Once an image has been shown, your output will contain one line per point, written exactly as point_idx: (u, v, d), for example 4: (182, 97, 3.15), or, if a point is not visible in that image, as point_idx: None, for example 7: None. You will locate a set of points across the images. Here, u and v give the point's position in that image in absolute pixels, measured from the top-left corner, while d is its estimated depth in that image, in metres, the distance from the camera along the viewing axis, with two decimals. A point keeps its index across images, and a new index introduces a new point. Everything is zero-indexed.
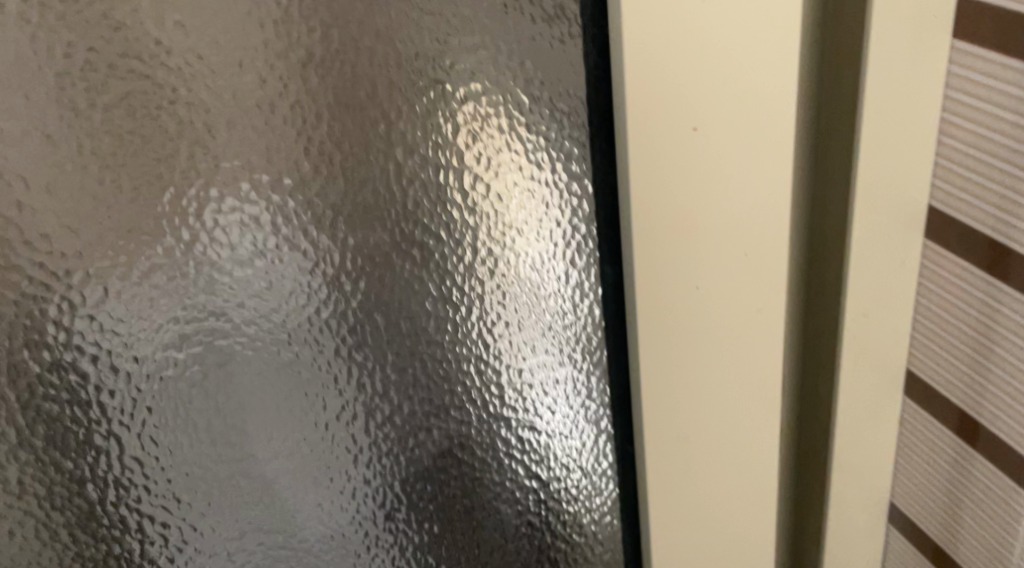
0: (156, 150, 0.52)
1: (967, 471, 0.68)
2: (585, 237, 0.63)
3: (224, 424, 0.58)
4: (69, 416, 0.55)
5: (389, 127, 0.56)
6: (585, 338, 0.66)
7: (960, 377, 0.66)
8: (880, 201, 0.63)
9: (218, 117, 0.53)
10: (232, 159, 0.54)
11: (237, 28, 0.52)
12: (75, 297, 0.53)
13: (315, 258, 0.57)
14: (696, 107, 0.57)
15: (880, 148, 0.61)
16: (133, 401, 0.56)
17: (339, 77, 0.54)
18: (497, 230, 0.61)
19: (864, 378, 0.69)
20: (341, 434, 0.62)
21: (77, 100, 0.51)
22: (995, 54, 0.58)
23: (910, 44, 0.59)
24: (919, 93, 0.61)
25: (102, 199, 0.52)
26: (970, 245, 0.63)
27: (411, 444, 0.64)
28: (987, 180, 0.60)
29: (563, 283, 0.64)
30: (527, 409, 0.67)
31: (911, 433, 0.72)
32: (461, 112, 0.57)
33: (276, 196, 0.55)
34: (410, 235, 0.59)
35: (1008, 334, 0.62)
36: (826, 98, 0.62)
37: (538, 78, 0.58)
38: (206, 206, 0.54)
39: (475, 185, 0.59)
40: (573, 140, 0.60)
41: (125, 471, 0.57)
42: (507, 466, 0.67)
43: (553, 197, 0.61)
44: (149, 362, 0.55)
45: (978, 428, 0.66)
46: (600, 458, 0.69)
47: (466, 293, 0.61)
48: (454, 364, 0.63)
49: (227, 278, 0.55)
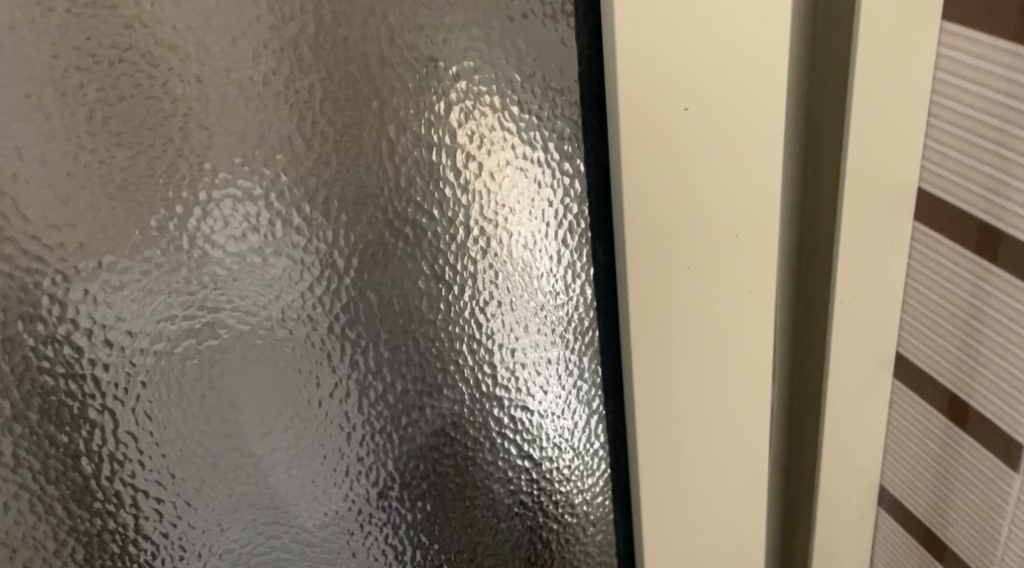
0: (150, 125, 0.53)
1: (956, 451, 0.69)
2: (576, 217, 0.63)
3: (218, 400, 0.58)
4: (63, 390, 0.56)
5: (382, 105, 0.56)
6: (577, 319, 0.66)
7: (948, 357, 0.67)
8: (870, 182, 0.64)
9: (211, 91, 0.53)
10: (224, 134, 0.54)
11: (231, 4, 0.52)
12: (69, 271, 0.54)
13: (308, 234, 0.57)
14: (687, 86, 0.57)
15: (870, 128, 0.62)
16: (127, 375, 0.56)
17: (332, 53, 0.55)
18: (489, 209, 0.61)
19: (854, 360, 0.69)
20: (335, 412, 0.62)
21: (71, 74, 0.51)
22: (982, 34, 0.58)
23: (901, 25, 0.60)
24: (910, 74, 0.61)
25: (96, 172, 0.52)
26: (960, 226, 0.63)
27: (404, 423, 0.64)
28: (976, 161, 0.61)
29: (555, 263, 0.64)
30: (519, 389, 0.67)
31: (900, 414, 0.72)
32: (454, 90, 0.57)
33: (270, 172, 0.55)
34: (402, 213, 0.59)
35: (997, 314, 0.63)
36: (817, 79, 0.62)
37: (530, 57, 0.58)
38: (199, 181, 0.54)
39: (467, 164, 0.60)
40: (565, 120, 0.60)
41: (119, 445, 0.58)
42: (499, 446, 0.68)
43: (546, 177, 0.62)
44: (143, 336, 0.56)
45: (967, 408, 0.67)
46: (592, 439, 0.70)
47: (458, 272, 0.62)
48: (447, 343, 0.64)
49: (220, 253, 0.56)
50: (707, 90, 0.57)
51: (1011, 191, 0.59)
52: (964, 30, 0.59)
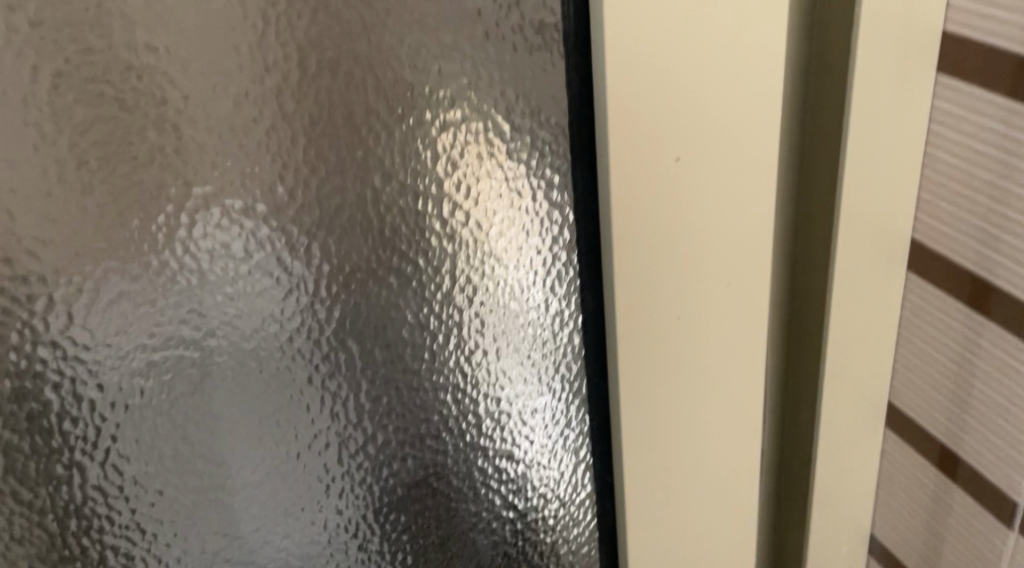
0: (124, 175, 0.51)
1: (947, 505, 0.67)
2: (565, 265, 0.62)
3: (192, 453, 0.56)
4: (29, 445, 0.53)
5: (367, 153, 0.55)
6: (565, 367, 0.65)
7: (939, 410, 0.66)
8: (865, 233, 0.62)
9: (190, 141, 0.51)
10: (204, 184, 0.52)
11: (211, 53, 0.50)
12: (37, 324, 0.52)
13: (288, 284, 0.56)
14: (678, 138, 0.56)
15: (864, 179, 0.60)
16: (97, 429, 0.54)
17: (317, 102, 0.53)
18: (477, 259, 0.60)
19: (845, 410, 0.68)
20: (313, 464, 0.60)
21: (44, 125, 0.49)
22: (981, 90, 0.57)
23: (896, 77, 0.58)
24: (904, 125, 0.60)
25: (68, 225, 0.51)
26: (952, 278, 0.62)
27: (385, 474, 0.63)
28: (969, 215, 0.60)
29: (542, 310, 0.63)
30: (504, 439, 0.66)
31: (892, 465, 0.71)
32: (441, 139, 0.56)
33: (249, 222, 0.54)
34: (386, 262, 0.57)
35: (990, 370, 0.62)
36: (810, 130, 0.60)
37: (519, 107, 0.57)
38: (175, 233, 0.52)
39: (454, 213, 0.58)
40: (554, 168, 0.59)
41: (87, 500, 0.56)
42: (483, 496, 0.66)
43: (533, 225, 0.60)
44: (114, 390, 0.54)
45: (958, 460, 0.66)
46: (577, 488, 0.68)
47: (444, 321, 0.60)
48: (431, 393, 0.62)
49: (198, 304, 0.54)
50: (697, 142, 0.56)
51: (1006, 246, 0.58)
52: (960, 84, 0.58)
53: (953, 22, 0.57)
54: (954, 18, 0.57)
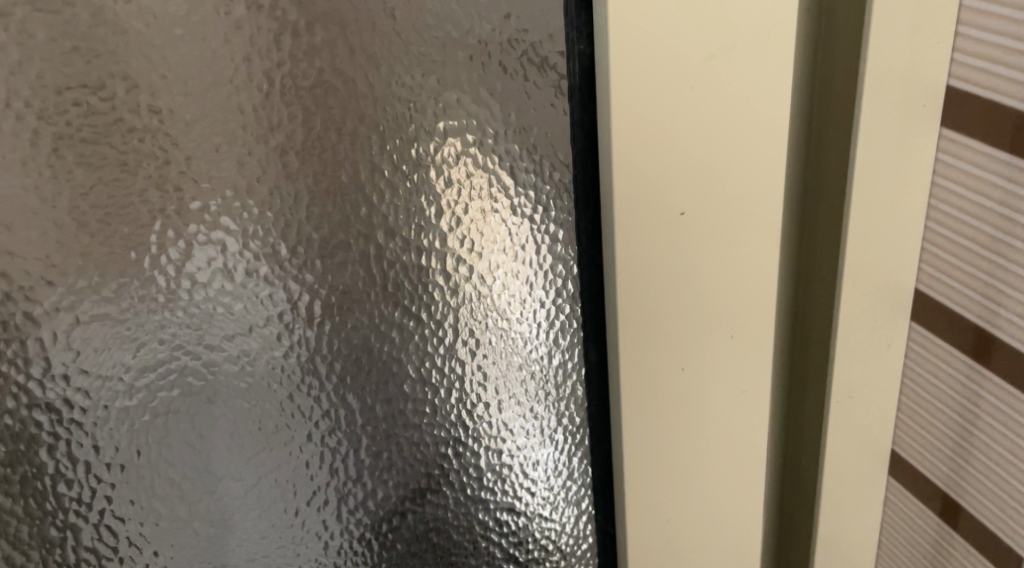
0: (124, 236, 0.50)
1: (951, 557, 0.65)
2: (569, 317, 0.60)
3: (190, 513, 0.55)
4: (22, 508, 0.53)
5: (370, 210, 0.54)
6: (568, 418, 0.63)
7: (942, 462, 0.64)
8: (868, 275, 0.61)
9: (191, 201, 0.51)
10: (204, 244, 0.52)
11: (215, 113, 0.50)
12: (33, 388, 0.51)
13: (289, 342, 0.55)
14: (682, 190, 0.55)
15: (867, 226, 0.59)
16: (92, 490, 0.54)
17: (320, 161, 0.53)
18: (480, 313, 0.59)
19: (848, 458, 0.66)
20: (312, 520, 0.59)
21: (43, 187, 0.49)
22: (981, 144, 0.56)
23: (899, 127, 0.57)
24: (907, 175, 0.59)
25: (67, 287, 0.50)
26: (956, 331, 0.61)
27: (385, 529, 0.61)
28: (972, 268, 0.59)
29: (544, 362, 0.61)
30: (506, 491, 0.64)
31: (894, 516, 0.69)
32: (445, 195, 0.56)
33: (251, 280, 0.53)
34: (388, 317, 0.57)
35: (995, 422, 0.60)
36: (816, 173, 0.60)
37: (524, 162, 0.57)
38: (176, 293, 0.52)
39: (458, 267, 0.57)
40: (558, 221, 0.58)
41: (81, 562, 0.55)
42: (484, 549, 0.65)
43: (537, 278, 0.59)
44: (110, 451, 0.53)
45: (961, 513, 0.64)
46: (580, 541, 0.66)
47: (445, 375, 0.59)
48: (432, 447, 0.61)
49: (196, 363, 0.53)
50: (701, 195, 0.55)
51: (1009, 298, 0.57)
52: (962, 139, 0.57)
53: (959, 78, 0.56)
54: (960, 73, 0.56)
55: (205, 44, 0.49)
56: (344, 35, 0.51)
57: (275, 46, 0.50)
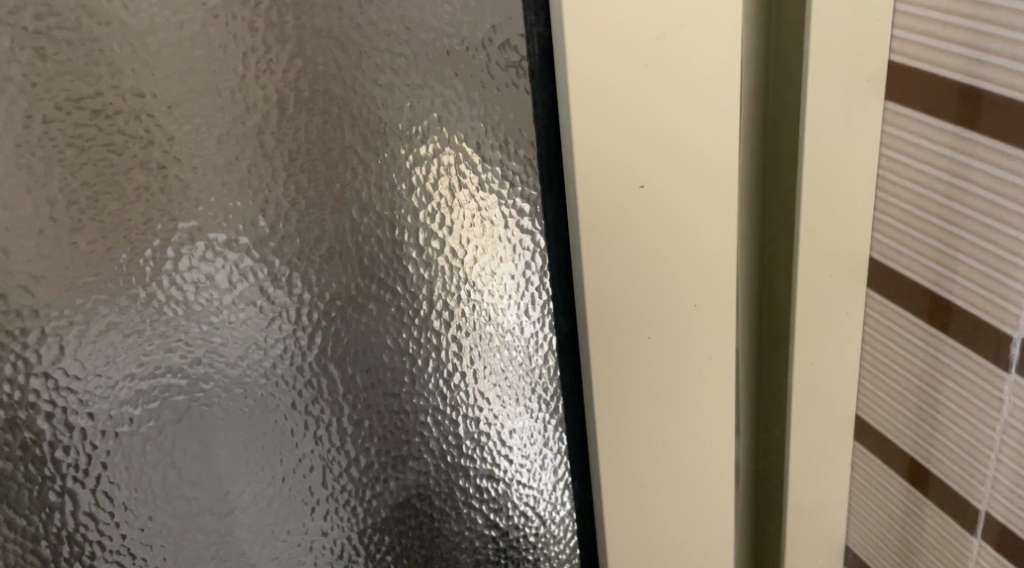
0: (113, 213, 0.54)
1: (915, 515, 0.68)
2: (538, 288, 0.63)
3: (180, 478, 0.59)
4: (23, 473, 0.57)
5: (344, 187, 0.58)
6: (541, 388, 0.66)
7: (907, 426, 0.66)
8: (826, 250, 0.64)
9: (175, 178, 0.55)
10: (188, 219, 0.55)
11: (195, 95, 0.54)
12: (30, 357, 0.55)
13: (271, 313, 0.58)
14: (642, 164, 0.58)
15: (821, 194, 0.62)
16: (88, 456, 0.57)
17: (294, 142, 0.56)
18: (453, 284, 0.62)
19: (816, 421, 0.69)
20: (299, 486, 0.62)
21: (36, 166, 0.53)
22: (922, 114, 0.59)
23: (848, 100, 0.60)
24: (856, 146, 0.62)
25: (61, 260, 0.54)
26: (910, 296, 0.63)
27: (368, 495, 0.64)
28: (923, 235, 0.61)
29: (517, 332, 0.64)
30: (484, 459, 0.67)
31: (862, 477, 0.71)
32: (414, 173, 0.59)
33: (233, 253, 0.57)
34: (366, 289, 0.60)
35: (951, 382, 0.62)
36: (774, 148, 0.62)
37: (489, 140, 0.60)
38: (162, 266, 0.55)
39: (430, 242, 0.61)
40: (524, 196, 0.61)
41: (79, 527, 0.58)
42: (465, 516, 0.67)
43: (507, 252, 0.62)
44: (104, 418, 0.57)
45: (920, 470, 0.66)
46: (557, 507, 0.69)
47: (422, 344, 0.62)
48: (412, 415, 0.64)
49: (182, 333, 0.57)
50: (660, 169, 0.58)
51: (960, 262, 0.60)
52: (904, 110, 0.60)
53: (896, 52, 0.59)
54: (897, 48, 0.59)
55: (183, 31, 0.53)
56: (312, 21, 0.55)
57: (249, 30, 0.54)
